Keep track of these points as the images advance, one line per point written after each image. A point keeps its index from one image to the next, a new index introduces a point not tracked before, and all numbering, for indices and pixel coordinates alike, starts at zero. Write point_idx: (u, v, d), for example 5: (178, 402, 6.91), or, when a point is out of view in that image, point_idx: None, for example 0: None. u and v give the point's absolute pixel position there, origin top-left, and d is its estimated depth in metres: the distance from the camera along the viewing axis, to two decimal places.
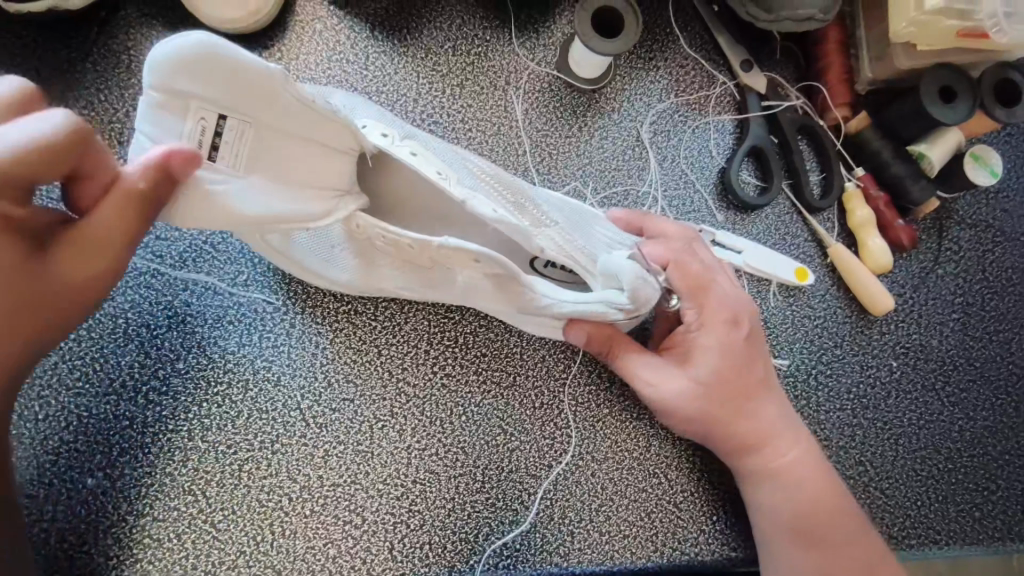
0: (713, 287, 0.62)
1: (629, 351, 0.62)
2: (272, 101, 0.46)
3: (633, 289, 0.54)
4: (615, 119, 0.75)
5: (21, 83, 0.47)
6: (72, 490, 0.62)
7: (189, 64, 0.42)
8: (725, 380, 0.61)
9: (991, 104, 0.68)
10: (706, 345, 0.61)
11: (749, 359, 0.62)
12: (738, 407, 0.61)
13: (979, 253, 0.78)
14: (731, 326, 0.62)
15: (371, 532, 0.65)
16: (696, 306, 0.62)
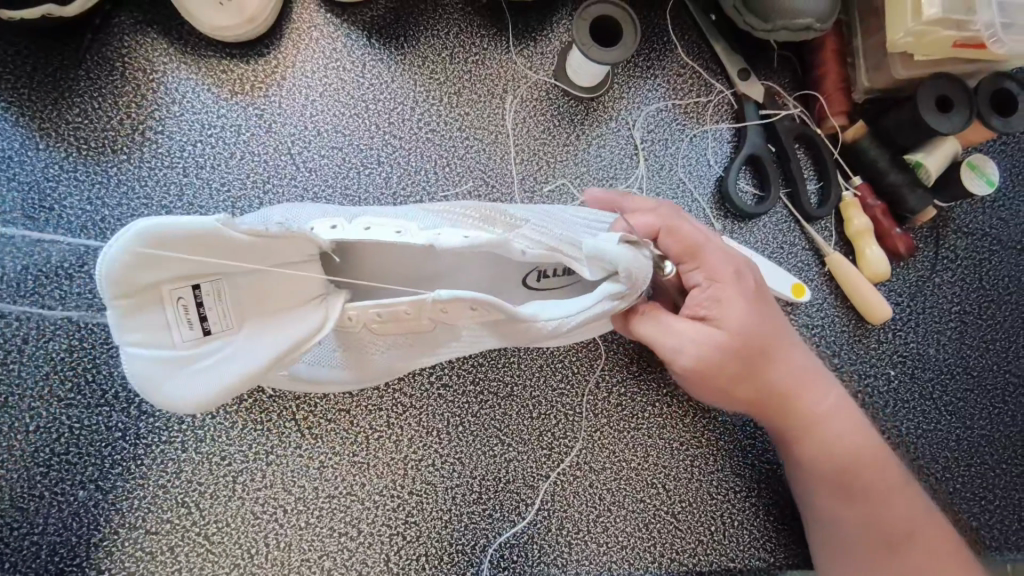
0: (709, 244, 0.60)
1: (646, 318, 0.59)
2: (225, 248, 0.47)
3: (627, 272, 0.52)
4: (612, 127, 0.75)
5: None
6: (62, 503, 0.61)
7: (137, 259, 0.44)
8: (750, 338, 0.58)
9: (986, 113, 0.68)
10: (722, 299, 0.58)
11: (761, 311, 0.60)
12: (765, 364, 0.59)
13: (975, 261, 0.78)
14: (737, 278, 0.59)
15: (367, 544, 0.64)
16: (699, 269, 0.59)
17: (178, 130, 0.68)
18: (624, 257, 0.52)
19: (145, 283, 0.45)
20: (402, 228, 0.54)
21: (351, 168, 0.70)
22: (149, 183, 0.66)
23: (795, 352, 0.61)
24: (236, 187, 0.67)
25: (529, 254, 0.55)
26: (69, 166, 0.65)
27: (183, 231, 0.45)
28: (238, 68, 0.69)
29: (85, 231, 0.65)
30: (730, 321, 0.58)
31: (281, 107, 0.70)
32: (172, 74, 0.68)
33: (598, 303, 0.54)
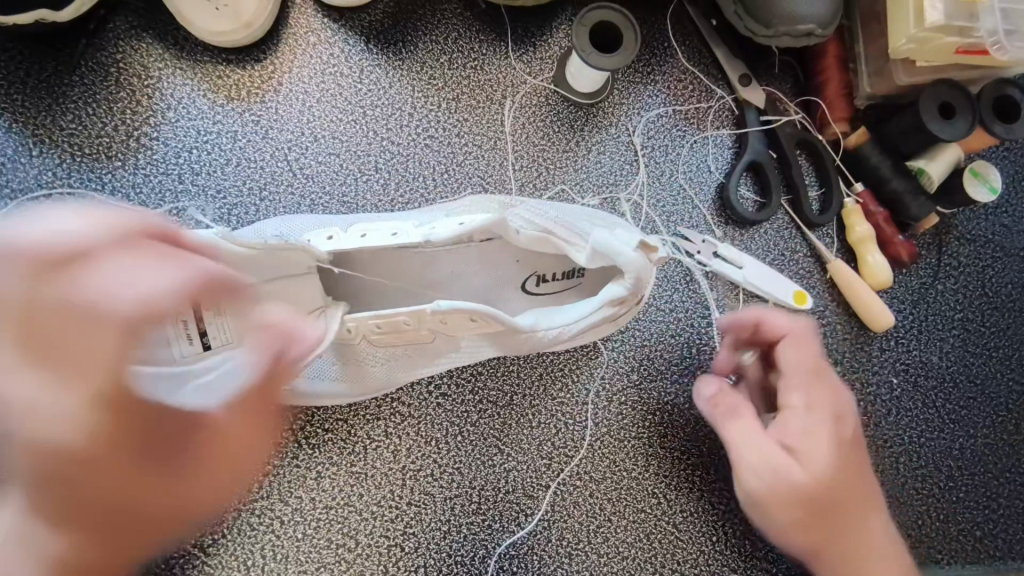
0: (824, 377, 0.60)
1: (734, 424, 0.60)
2: None
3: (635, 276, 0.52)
4: (612, 133, 0.74)
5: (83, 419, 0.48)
6: None
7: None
8: (841, 478, 0.57)
9: (991, 120, 0.67)
10: (816, 435, 0.57)
11: (854, 459, 0.59)
12: (843, 508, 0.58)
13: (978, 268, 0.78)
14: (838, 421, 0.58)
15: (365, 556, 0.63)
16: (807, 395, 0.59)
17: (173, 136, 0.67)
18: (634, 261, 0.51)
19: None
20: (397, 229, 0.56)
21: (348, 175, 0.69)
22: (144, 190, 0.66)
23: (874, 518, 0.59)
24: (232, 194, 0.67)
25: (525, 237, 0.54)
26: (63, 173, 0.65)
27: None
28: (234, 74, 0.69)
29: None
30: (818, 458, 0.57)
31: (277, 113, 0.69)
32: (168, 80, 0.68)
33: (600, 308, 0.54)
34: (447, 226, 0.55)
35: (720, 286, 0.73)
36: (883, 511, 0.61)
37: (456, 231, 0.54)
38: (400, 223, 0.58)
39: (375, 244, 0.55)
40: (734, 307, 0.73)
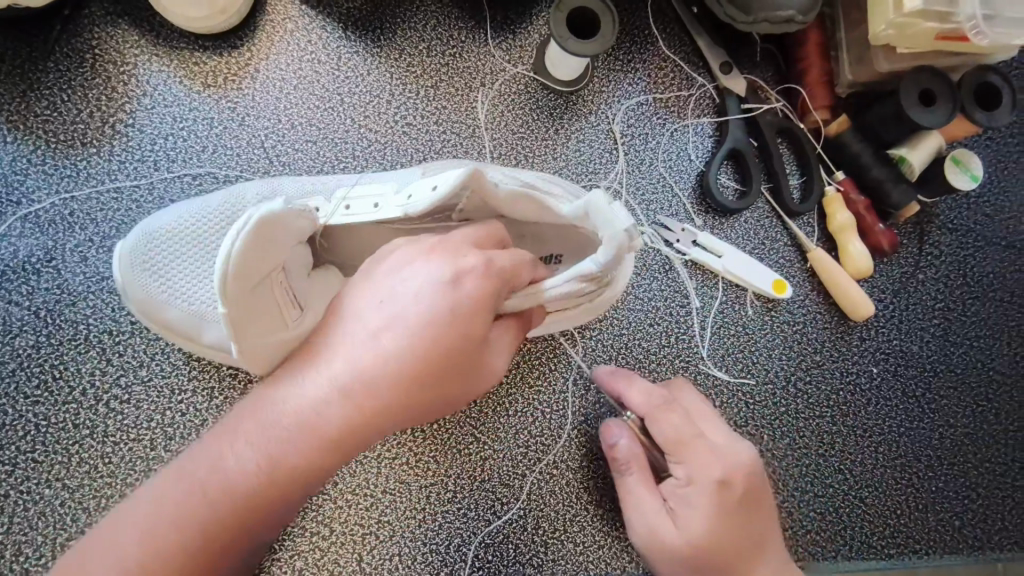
0: (701, 442, 0.60)
1: (627, 489, 0.61)
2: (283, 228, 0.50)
3: (615, 251, 0.49)
4: (592, 122, 0.74)
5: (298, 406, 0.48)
6: (28, 502, 0.60)
7: (252, 241, 0.47)
8: (724, 541, 0.57)
9: (970, 107, 0.67)
10: (694, 503, 0.58)
11: (746, 518, 0.58)
12: (737, 568, 0.57)
13: (960, 257, 0.77)
14: (723, 485, 0.58)
15: (339, 543, 0.63)
16: (686, 466, 0.59)
17: (148, 124, 0.67)
18: (617, 234, 0.48)
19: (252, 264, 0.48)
20: (380, 200, 0.56)
21: (325, 163, 0.69)
22: (119, 177, 0.65)
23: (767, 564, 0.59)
24: (208, 181, 0.66)
25: (506, 191, 0.53)
26: (38, 160, 0.64)
27: (285, 215, 0.49)
28: (210, 61, 0.68)
29: (53, 226, 0.64)
30: (694, 526, 0.57)
31: (254, 100, 0.69)
32: (144, 67, 0.67)
33: (575, 279, 0.51)
34: (423, 193, 0.53)
35: (699, 275, 0.73)
36: (782, 558, 0.60)
37: (432, 196, 0.52)
38: (383, 191, 0.57)
39: (359, 217, 0.56)
40: (713, 296, 0.73)
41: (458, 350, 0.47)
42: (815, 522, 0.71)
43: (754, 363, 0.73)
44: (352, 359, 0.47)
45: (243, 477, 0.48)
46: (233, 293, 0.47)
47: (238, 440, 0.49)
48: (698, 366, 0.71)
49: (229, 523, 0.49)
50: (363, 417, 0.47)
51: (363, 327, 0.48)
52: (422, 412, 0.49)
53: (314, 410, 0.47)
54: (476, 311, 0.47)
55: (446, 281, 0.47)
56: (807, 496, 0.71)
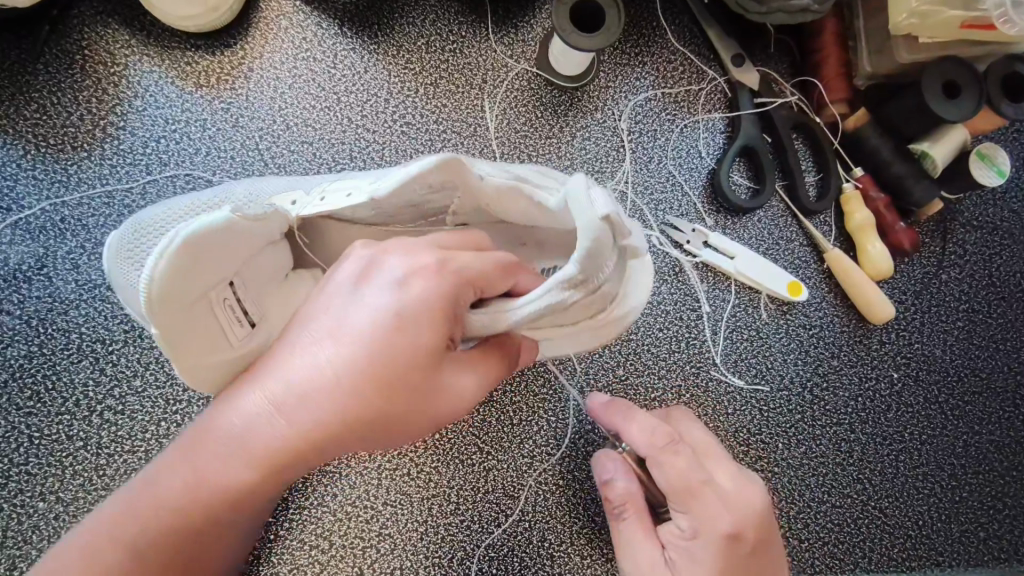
0: (711, 490, 0.55)
1: (625, 531, 0.59)
2: (227, 240, 0.47)
3: (587, 247, 0.42)
4: (597, 119, 0.71)
5: (238, 418, 0.45)
6: (22, 516, 0.58)
7: (179, 262, 0.44)
8: None
9: (998, 99, 0.63)
10: (700, 557, 0.54)
11: (753, 567, 0.55)
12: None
13: (985, 257, 0.74)
14: (732, 538, 0.54)
15: (339, 557, 0.61)
16: (693, 518, 0.55)
17: (140, 126, 0.65)
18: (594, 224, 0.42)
19: (187, 286, 0.45)
20: (352, 190, 0.53)
21: (321, 164, 0.66)
22: (110, 181, 0.63)
23: None
24: (201, 184, 0.64)
25: (494, 185, 0.50)
26: (28, 165, 0.63)
27: (227, 229, 0.46)
28: (203, 60, 0.66)
29: (45, 232, 0.62)
30: None
31: (248, 100, 0.66)
32: (135, 68, 0.66)
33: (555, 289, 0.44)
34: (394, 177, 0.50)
35: (711, 277, 0.70)
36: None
37: (405, 178, 0.49)
38: (358, 183, 0.54)
39: (331, 205, 0.52)
40: (725, 300, 0.70)
41: (410, 360, 0.44)
42: (833, 534, 0.68)
43: (768, 369, 0.70)
44: (294, 369, 0.44)
45: (187, 494, 0.47)
46: (165, 312, 0.45)
47: (178, 457, 0.47)
48: (710, 372, 0.69)
49: (168, 543, 0.47)
50: (306, 435, 0.44)
51: (310, 334, 0.45)
52: (372, 431, 0.45)
53: (249, 425, 0.45)
54: (430, 318, 0.44)
55: (398, 284, 0.45)
56: (824, 507, 0.68)
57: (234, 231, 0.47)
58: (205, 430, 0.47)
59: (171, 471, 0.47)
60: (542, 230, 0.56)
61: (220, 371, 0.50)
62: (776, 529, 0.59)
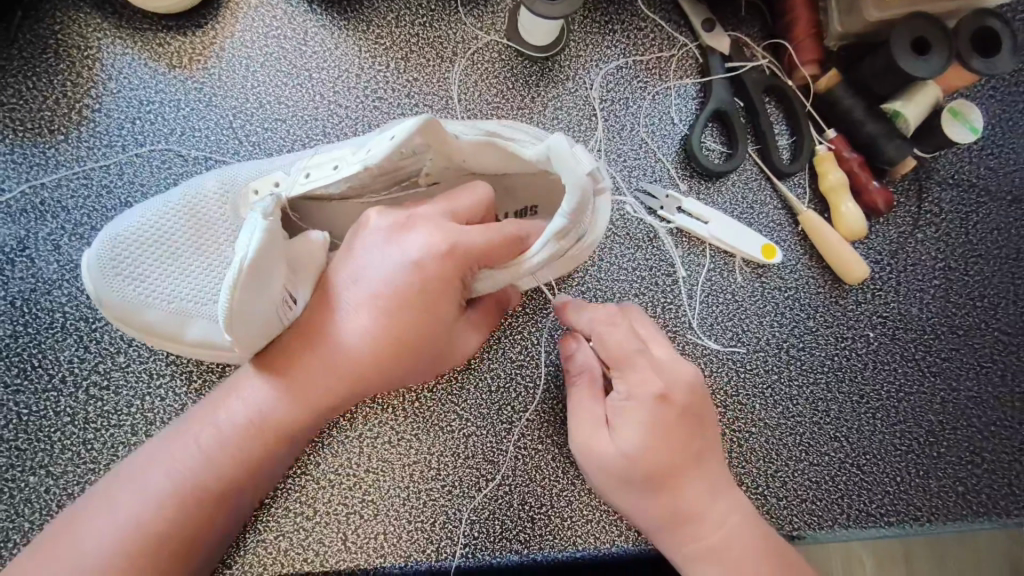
0: (644, 357, 0.58)
1: (573, 398, 0.61)
2: (270, 245, 0.48)
3: (578, 198, 0.46)
4: (569, 88, 0.72)
5: (291, 368, 0.54)
6: (13, 490, 0.60)
7: (251, 274, 0.47)
8: (657, 453, 0.56)
9: (967, 54, 0.64)
10: (632, 418, 0.56)
11: (682, 433, 0.57)
12: (671, 480, 0.57)
13: (961, 215, 0.74)
14: (661, 399, 0.56)
15: (324, 523, 0.63)
16: (626, 381, 0.57)
17: (115, 108, 0.66)
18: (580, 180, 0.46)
19: (257, 300, 0.49)
20: (339, 163, 0.54)
21: (296, 141, 0.67)
22: (88, 163, 0.64)
23: (706, 471, 0.59)
24: (177, 164, 0.65)
25: (470, 141, 0.52)
26: (6, 149, 0.64)
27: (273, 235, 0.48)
28: (175, 41, 0.67)
29: (25, 215, 0.63)
30: (628, 439, 0.56)
31: (221, 80, 0.67)
32: (108, 50, 0.66)
33: (553, 240, 0.49)
34: (380, 145, 0.51)
35: (686, 242, 0.70)
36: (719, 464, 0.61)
37: (388, 146, 0.50)
38: (341, 154, 0.55)
39: (319, 182, 0.54)
40: (700, 264, 0.70)
41: (433, 320, 0.53)
42: (811, 491, 0.69)
43: (744, 331, 0.70)
44: (340, 328, 0.53)
45: (240, 433, 0.54)
46: (238, 322, 0.48)
47: (232, 401, 0.55)
48: (686, 336, 0.69)
49: (223, 476, 0.53)
50: (351, 382, 0.54)
51: (346, 299, 0.53)
52: (401, 378, 0.55)
53: (304, 373, 0.54)
54: (446, 291, 0.52)
55: (415, 261, 0.51)
56: (801, 465, 0.69)
57: (274, 236, 0.49)
58: (256, 377, 0.55)
59: (225, 411, 0.55)
60: (517, 176, 0.57)
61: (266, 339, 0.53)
62: (710, 408, 0.60)
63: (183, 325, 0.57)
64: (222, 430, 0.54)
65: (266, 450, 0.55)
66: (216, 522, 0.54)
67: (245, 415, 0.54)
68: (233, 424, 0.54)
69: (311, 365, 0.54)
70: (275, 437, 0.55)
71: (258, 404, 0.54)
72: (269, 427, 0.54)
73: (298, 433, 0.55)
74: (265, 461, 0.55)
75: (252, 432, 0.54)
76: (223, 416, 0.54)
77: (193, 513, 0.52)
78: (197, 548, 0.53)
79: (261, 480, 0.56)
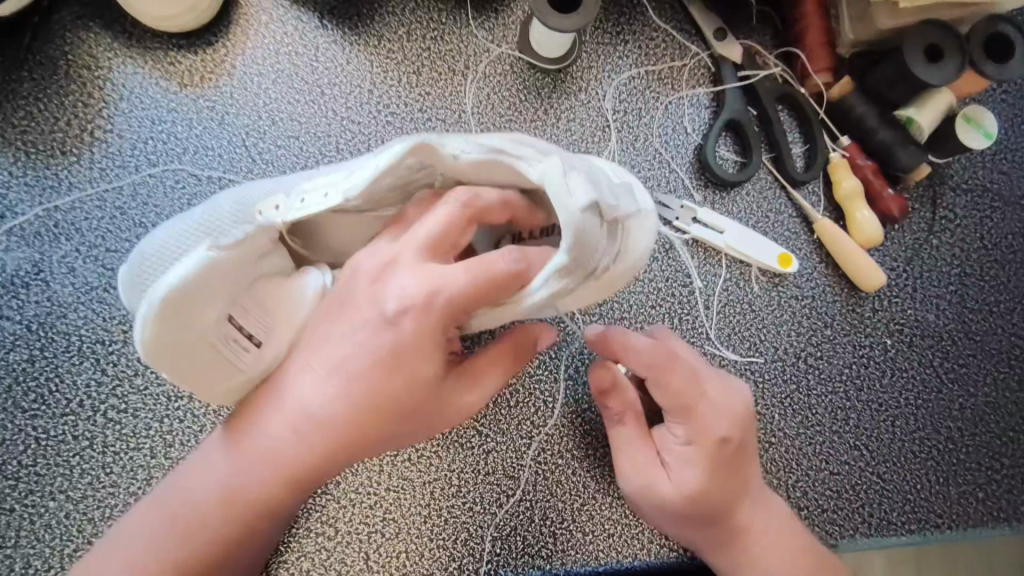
0: (703, 399, 0.59)
1: (620, 437, 0.62)
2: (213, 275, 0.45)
3: (573, 237, 0.42)
4: (581, 99, 0.71)
5: (255, 434, 0.50)
6: (33, 515, 0.60)
7: (164, 319, 0.43)
8: (715, 492, 0.59)
9: (980, 60, 0.63)
10: (692, 460, 0.59)
11: (733, 467, 0.60)
12: (723, 513, 0.59)
13: (976, 220, 0.74)
14: (721, 440, 0.59)
15: (345, 543, 0.63)
16: (688, 427, 0.59)
17: (127, 128, 0.65)
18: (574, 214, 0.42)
19: (185, 334, 0.45)
20: (331, 188, 0.47)
21: (309, 158, 0.67)
22: (101, 183, 0.64)
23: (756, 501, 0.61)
24: (191, 183, 0.65)
25: (471, 160, 0.46)
26: (19, 172, 0.64)
27: (206, 275, 0.44)
28: (186, 59, 0.67)
29: (39, 238, 0.63)
30: (688, 481, 0.59)
31: (233, 98, 0.67)
32: (119, 70, 0.66)
33: (556, 279, 0.44)
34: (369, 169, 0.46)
35: (702, 253, 0.70)
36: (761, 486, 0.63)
37: (374, 173, 0.45)
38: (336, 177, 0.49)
39: (309, 209, 0.48)
40: (716, 274, 0.70)
41: (412, 383, 0.49)
42: (832, 501, 0.69)
43: (762, 341, 0.70)
44: (304, 391, 0.49)
45: (215, 501, 0.51)
46: (166, 360, 0.45)
47: (206, 466, 0.51)
48: (704, 347, 0.69)
49: (201, 544, 0.50)
50: (319, 452, 0.49)
51: (315, 355, 0.49)
52: (381, 443, 0.51)
53: (274, 440, 0.50)
54: (426, 347, 0.48)
55: (392, 316, 0.47)
56: (821, 474, 0.69)
57: (218, 266, 0.45)
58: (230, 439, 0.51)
59: (202, 475, 0.51)
60: (534, 195, 0.50)
61: (229, 387, 0.50)
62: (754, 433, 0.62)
63: None
64: (197, 496, 0.51)
65: (241, 519, 0.51)
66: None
67: (219, 481, 0.51)
68: (207, 491, 0.51)
69: (277, 433, 0.49)
70: (248, 506, 0.51)
71: (229, 471, 0.51)
72: (241, 495, 0.50)
73: (274, 502, 0.51)
74: (247, 531, 0.52)
75: (227, 499, 0.51)
76: (199, 480, 0.51)
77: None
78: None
79: (239, 549, 0.52)
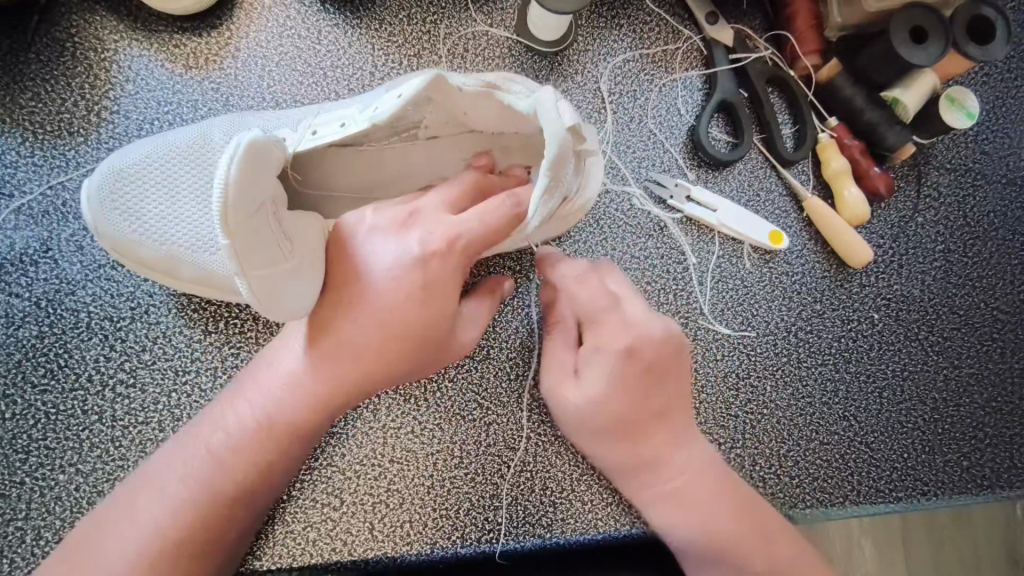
0: None
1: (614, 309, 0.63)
2: (264, 159, 0.47)
3: (557, 153, 0.48)
4: (578, 82, 0.73)
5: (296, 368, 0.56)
6: (44, 488, 0.61)
7: (247, 165, 0.45)
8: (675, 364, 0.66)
9: (964, 41, 0.65)
10: None
11: (651, 387, 0.62)
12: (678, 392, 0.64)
13: (959, 199, 0.77)
14: None
15: (350, 513, 0.64)
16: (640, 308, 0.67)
17: (133, 109, 0.66)
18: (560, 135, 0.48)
19: (251, 202, 0.45)
20: (345, 121, 0.56)
21: None
22: None
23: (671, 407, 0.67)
24: None
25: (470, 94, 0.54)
26: (27, 152, 0.65)
27: (265, 148, 0.47)
28: (190, 42, 0.68)
29: (47, 217, 0.64)
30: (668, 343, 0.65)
31: (237, 80, 0.68)
32: (125, 53, 0.67)
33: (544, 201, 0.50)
34: (388, 102, 0.53)
35: (695, 230, 0.72)
36: None
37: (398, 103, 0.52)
38: (346, 113, 0.57)
39: (326, 138, 0.56)
40: (710, 251, 0.72)
41: (435, 316, 0.55)
42: (822, 469, 0.71)
43: (754, 316, 0.72)
44: (342, 328, 0.55)
45: (246, 435, 0.55)
46: (240, 226, 0.44)
47: (238, 405, 0.56)
48: (698, 322, 0.71)
49: (230, 479, 0.54)
50: (354, 380, 0.55)
51: (348, 297, 0.55)
52: (406, 374, 0.57)
53: (308, 373, 0.55)
54: (450, 285, 0.54)
55: (420, 255, 0.54)
56: (812, 444, 0.71)
57: (267, 153, 0.48)
58: (262, 379, 0.57)
59: (233, 414, 0.56)
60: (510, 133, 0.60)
61: (284, 291, 0.49)
62: None
63: (175, 263, 0.57)
64: (230, 432, 0.55)
65: (274, 450, 0.55)
66: (234, 524, 0.55)
67: (251, 416, 0.55)
68: (240, 425, 0.55)
69: (315, 365, 0.55)
70: (281, 437, 0.55)
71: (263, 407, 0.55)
72: (274, 427, 0.55)
73: (302, 433, 0.56)
74: (276, 463, 0.56)
75: (259, 434, 0.55)
76: (231, 418, 0.56)
77: (203, 517, 0.53)
78: (215, 552, 0.54)
79: (268, 482, 0.56)
